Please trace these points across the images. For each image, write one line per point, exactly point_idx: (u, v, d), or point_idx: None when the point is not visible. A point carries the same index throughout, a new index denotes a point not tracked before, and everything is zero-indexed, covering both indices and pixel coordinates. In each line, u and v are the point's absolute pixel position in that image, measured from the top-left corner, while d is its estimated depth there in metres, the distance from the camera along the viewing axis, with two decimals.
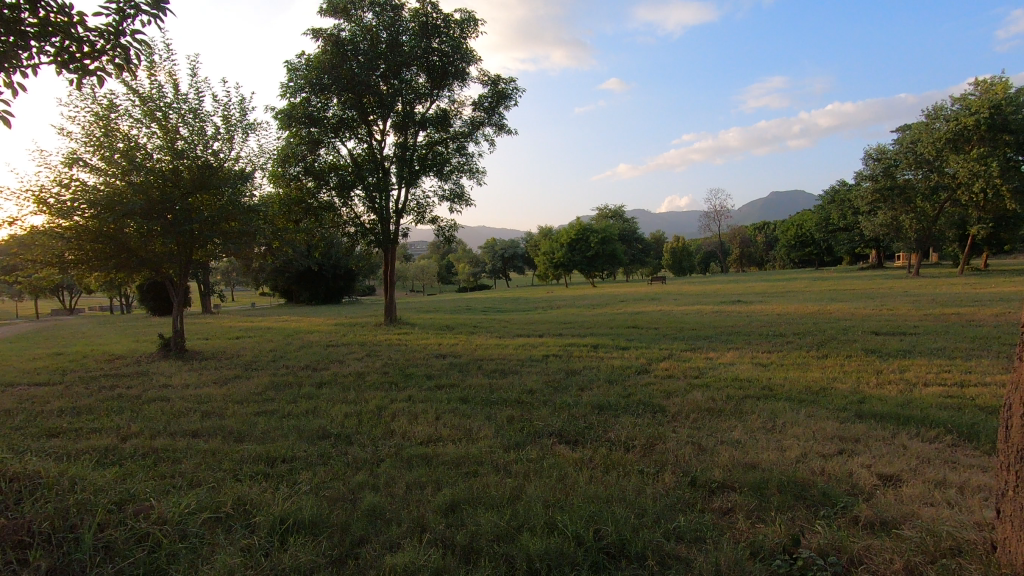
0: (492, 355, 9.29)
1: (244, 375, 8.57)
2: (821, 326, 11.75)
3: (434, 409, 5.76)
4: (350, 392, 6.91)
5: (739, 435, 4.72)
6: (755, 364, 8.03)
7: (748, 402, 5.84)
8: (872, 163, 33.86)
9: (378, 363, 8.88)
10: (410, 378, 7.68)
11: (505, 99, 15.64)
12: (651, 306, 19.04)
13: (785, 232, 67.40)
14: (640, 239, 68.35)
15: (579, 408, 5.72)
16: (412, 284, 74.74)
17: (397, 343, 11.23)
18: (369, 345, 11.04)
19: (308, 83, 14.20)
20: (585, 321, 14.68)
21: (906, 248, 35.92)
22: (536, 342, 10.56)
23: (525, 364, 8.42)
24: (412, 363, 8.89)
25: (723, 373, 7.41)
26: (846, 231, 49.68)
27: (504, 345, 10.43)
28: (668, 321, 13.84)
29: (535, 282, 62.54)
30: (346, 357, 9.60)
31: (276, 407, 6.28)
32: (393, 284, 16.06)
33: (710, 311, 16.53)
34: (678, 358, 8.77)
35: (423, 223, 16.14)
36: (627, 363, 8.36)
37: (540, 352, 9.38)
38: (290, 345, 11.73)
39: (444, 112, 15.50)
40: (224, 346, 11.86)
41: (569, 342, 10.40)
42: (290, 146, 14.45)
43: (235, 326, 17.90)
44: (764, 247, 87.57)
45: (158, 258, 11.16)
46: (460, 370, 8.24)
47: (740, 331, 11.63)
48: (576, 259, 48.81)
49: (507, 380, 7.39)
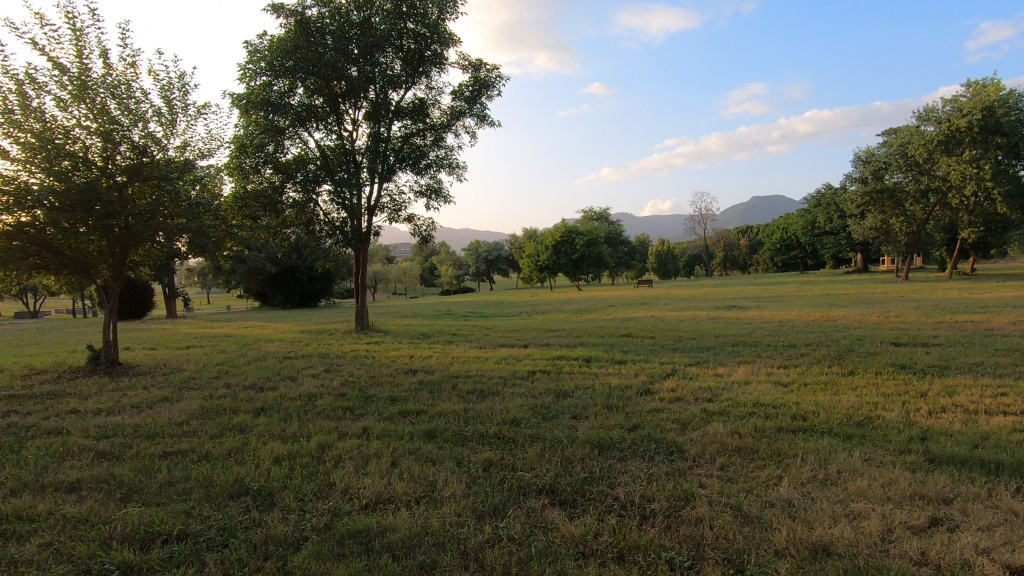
0: (470, 371, 8.09)
1: (174, 397, 7.24)
2: (831, 336, 10.75)
3: (390, 451, 4.54)
4: (294, 421, 5.66)
5: (787, 492, 3.59)
6: (773, 383, 6.91)
7: (782, 438, 4.72)
8: (862, 165, 33.34)
9: (336, 381, 7.62)
10: (370, 402, 6.44)
11: (488, 88, 14.49)
12: (642, 311, 17.99)
13: (770, 236, 67.31)
14: (626, 242, 67.72)
15: (575, 447, 4.53)
16: (394, 286, 73.26)
17: (365, 355, 9.95)
18: (332, 358, 9.75)
19: (269, 66, 12.86)
20: (573, 329, 13.52)
21: (895, 251, 35.50)
22: (521, 355, 9.37)
23: (507, 383, 7.25)
24: (376, 381, 7.63)
25: (740, 396, 6.29)
26: (832, 235, 49.46)
27: (484, 358, 9.22)
28: (663, 330, 12.76)
29: (519, 286, 61.51)
30: (301, 374, 8.32)
31: (194, 444, 5.00)
32: (365, 287, 14.75)
33: (706, 317, 15.50)
34: (683, 375, 7.64)
35: (397, 221, 14.87)
36: (626, 382, 7.19)
37: (525, 367, 8.20)
38: (242, 356, 10.38)
39: (421, 101, 14.28)
40: (167, 359, 10.47)
41: (557, 354, 9.21)
42: (250, 135, 13.10)
43: (190, 332, 16.36)
44: (748, 251, 87.76)
45: (85, 262, 9.74)
46: (431, 391, 7.02)
47: (744, 341, 10.58)
48: (561, 262, 47.80)
49: (485, 405, 6.17)
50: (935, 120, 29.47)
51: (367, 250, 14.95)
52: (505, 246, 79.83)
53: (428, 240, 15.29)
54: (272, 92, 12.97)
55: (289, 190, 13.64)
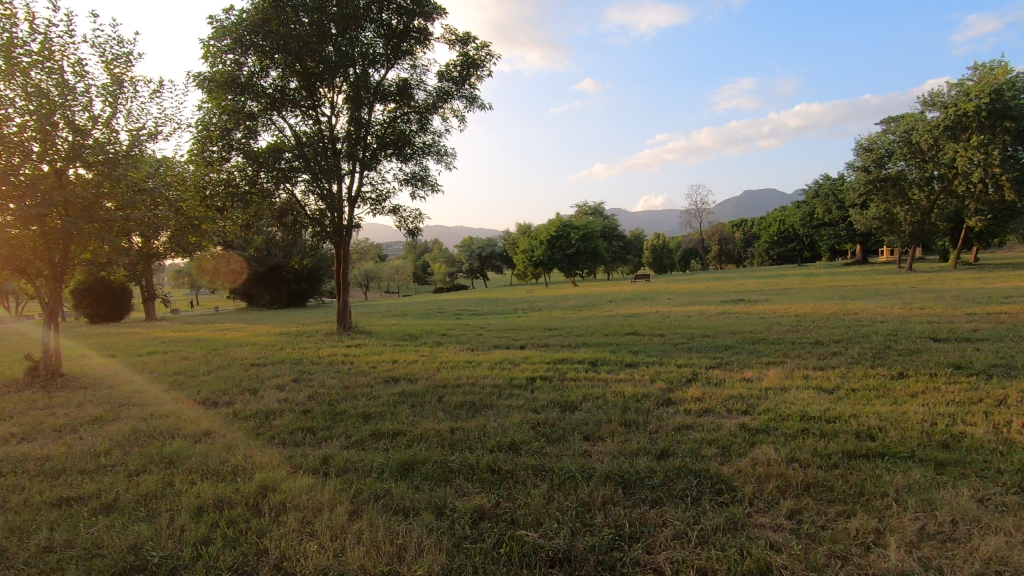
0: (461, 379, 7.00)
1: (110, 416, 6.12)
2: (860, 331, 9.73)
3: (351, 496, 3.47)
4: (239, 450, 4.56)
5: (900, 559, 2.55)
6: (815, 390, 5.87)
7: (857, 467, 3.67)
8: (864, 154, 32.47)
9: (303, 395, 6.52)
10: (337, 422, 5.33)
11: (478, 68, 13.43)
12: (644, 306, 16.96)
13: (767, 229, 66.58)
14: (621, 236, 66.83)
15: (593, 487, 3.48)
16: (386, 285, 72.10)
17: (342, 361, 8.83)
18: (305, 365, 8.64)
19: (237, 43, 11.67)
20: (573, 327, 12.48)
21: (898, 242, 34.70)
22: (518, 358, 8.27)
23: (503, 393, 6.17)
24: (349, 393, 6.54)
25: (782, 407, 5.25)
26: (831, 226, 48.72)
27: (476, 362, 8.14)
28: (672, 326, 11.70)
29: (514, 282, 60.50)
30: (265, 384, 7.21)
31: (103, 486, 3.90)
32: (347, 285, 13.62)
33: (715, 311, 14.51)
34: (707, 380, 6.58)
35: (382, 213, 13.75)
36: (642, 390, 6.13)
37: (524, 373, 7.13)
38: (205, 364, 9.26)
39: (405, 82, 13.17)
40: (120, 368, 9.31)
41: (559, 357, 8.13)
42: (216, 120, 11.90)
43: (160, 336, 15.18)
44: (743, 244, 87.11)
45: (17, 260, 8.62)
46: (412, 406, 5.93)
47: (764, 338, 9.55)
48: (557, 257, 46.80)
49: (476, 423, 5.10)
50: (940, 105, 28.64)
51: (348, 245, 13.81)
52: (498, 242, 78.80)
53: (416, 235, 14.22)
54: (239, 72, 11.77)
55: (261, 181, 12.49)
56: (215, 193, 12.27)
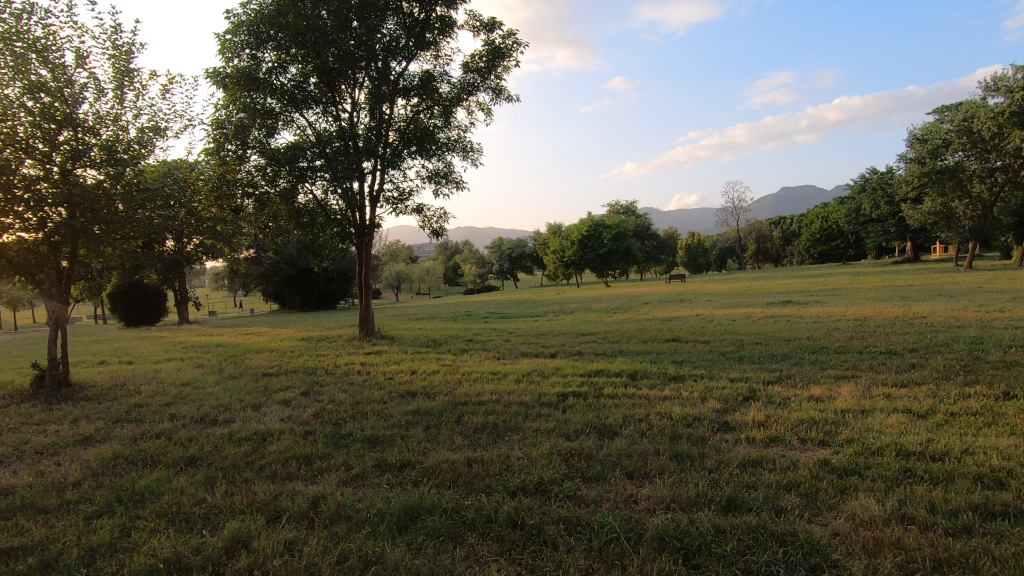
0: (484, 393, 6.27)
1: (100, 434, 5.59)
2: (935, 338, 8.59)
3: (335, 562, 2.75)
4: (223, 485, 3.91)
5: None
6: (905, 414, 4.90)
7: (999, 534, 2.77)
8: (918, 144, 30.42)
9: (309, 412, 5.88)
10: (339, 449, 4.64)
11: (504, 59, 12.71)
12: (683, 309, 15.93)
13: (809, 226, 63.94)
14: (654, 236, 65.25)
15: (645, 558, 2.67)
16: (417, 286, 72.25)
17: (359, 371, 8.23)
18: (319, 375, 8.06)
19: (254, 39, 11.22)
20: (608, 332, 11.61)
21: (956, 238, 32.50)
22: (549, 369, 7.49)
23: (530, 413, 5.40)
24: (359, 410, 5.88)
25: (868, 437, 4.32)
26: (878, 222, 46.28)
27: (502, 373, 7.39)
28: (717, 332, 10.71)
29: (544, 283, 59.68)
30: (272, 399, 6.61)
31: (54, 534, 3.28)
32: (369, 287, 13.05)
33: (762, 314, 13.42)
34: (768, 399, 5.67)
35: (405, 213, 13.15)
36: (693, 412, 5.26)
37: (555, 388, 6.34)
38: (217, 373, 8.76)
39: (428, 75, 12.55)
40: (131, 377, 8.89)
41: (594, 368, 7.30)
42: (232, 118, 11.46)
43: (184, 341, 14.94)
44: (783, 242, 84.10)
45: (26, 263, 8.28)
46: (427, 429, 5.20)
47: (825, 347, 8.50)
48: (589, 257, 45.80)
49: (498, 455, 4.34)
50: (1004, 90, 26.55)
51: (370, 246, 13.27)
52: (529, 242, 78.00)
53: (440, 235, 13.59)
54: (255, 67, 11.29)
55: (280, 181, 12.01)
56: (232, 195, 11.83)
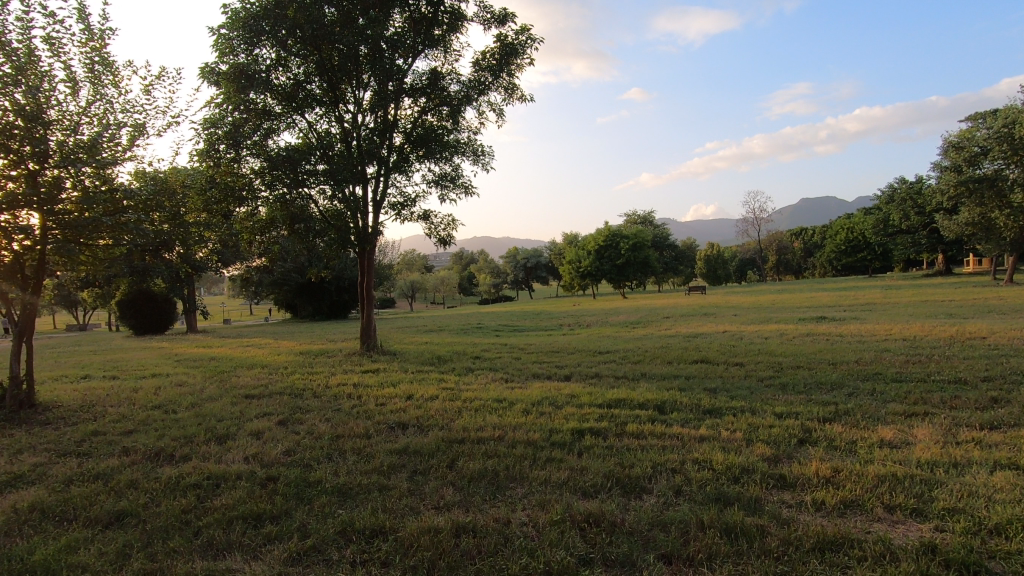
0: (486, 428, 5.34)
1: (33, 472, 4.78)
2: (1006, 364, 7.49)
3: None
4: (141, 560, 3.03)
5: None
6: (1014, 471, 3.87)
7: None
8: (954, 152, 29.01)
9: (279, 450, 5.01)
10: (301, 505, 3.75)
11: (517, 57, 11.92)
12: (708, 325, 14.87)
13: (833, 238, 62.17)
14: (673, 247, 63.99)
15: None
16: (431, 296, 71.75)
17: (350, 395, 7.36)
18: (305, 399, 7.20)
19: (251, 33, 10.52)
20: (628, 350, 10.63)
21: (995, 250, 30.91)
22: (562, 396, 6.55)
23: (539, 458, 4.47)
24: (338, 449, 4.99)
25: (976, 507, 3.32)
26: (908, 234, 44.62)
27: (507, 401, 6.46)
28: (749, 352, 9.67)
29: (560, 295, 58.72)
30: (243, 429, 5.76)
31: None
32: (371, 299, 12.24)
33: (796, 332, 12.35)
34: (828, 444, 4.66)
35: (410, 221, 12.36)
36: (739, 461, 4.28)
37: (569, 422, 5.41)
38: (196, 393, 7.94)
39: (436, 74, 11.82)
40: (104, 396, 8.10)
41: (614, 396, 6.34)
42: (228, 118, 10.76)
43: (179, 354, 14.23)
44: (804, 254, 82.06)
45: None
46: (413, 476, 4.30)
47: (878, 373, 7.43)
48: (605, 268, 44.77)
49: (497, 521, 3.41)
50: None
51: (374, 255, 12.47)
52: (544, 252, 77.09)
53: (448, 244, 12.75)
54: (253, 65, 10.61)
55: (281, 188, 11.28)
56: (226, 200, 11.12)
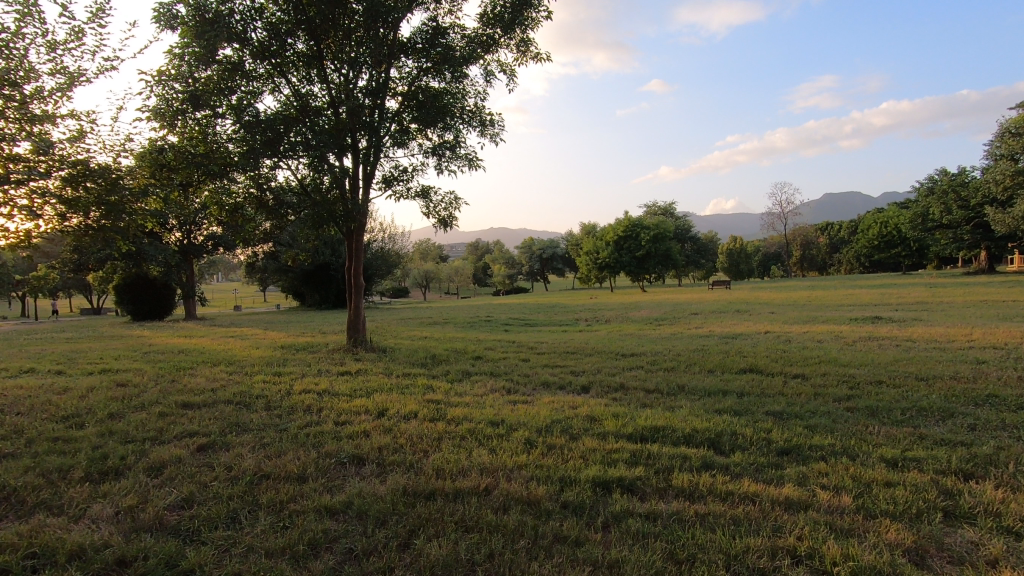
0: (467, 474, 3.74)
1: None
2: None
3: None
4: None
5: None
6: None
7: None
8: (1011, 138, 26.60)
9: (171, 500, 3.49)
10: None
11: (531, 8, 10.25)
12: (746, 324, 13.09)
13: (864, 232, 59.32)
14: (694, 240, 61.71)
15: None
16: (445, 286, 70.39)
17: (309, 408, 5.81)
18: (251, 413, 5.68)
19: None
20: (656, 354, 8.95)
21: None
22: (578, 421, 4.92)
23: (540, 538, 2.88)
24: (251, 503, 3.43)
25: None
26: (949, 229, 41.90)
27: (503, 425, 4.87)
28: (809, 360, 7.93)
29: (576, 288, 57.00)
30: (142, 460, 4.24)
31: None
32: (360, 287, 10.69)
33: (854, 334, 10.54)
34: (997, 526, 2.97)
35: (406, 198, 10.78)
36: (865, 556, 2.63)
37: (587, 466, 3.79)
38: (128, 399, 6.45)
39: (437, 28, 10.24)
40: (21, 399, 6.64)
41: (651, 425, 4.67)
42: (194, 75, 9.23)
43: (153, 344, 12.86)
44: (830, 249, 78.95)
45: None
46: (344, 564, 2.74)
47: (994, 396, 5.66)
48: (625, 260, 42.88)
49: None
50: None
51: (362, 237, 10.92)
52: (560, 242, 75.27)
53: (449, 226, 11.16)
54: (219, 9, 8.98)
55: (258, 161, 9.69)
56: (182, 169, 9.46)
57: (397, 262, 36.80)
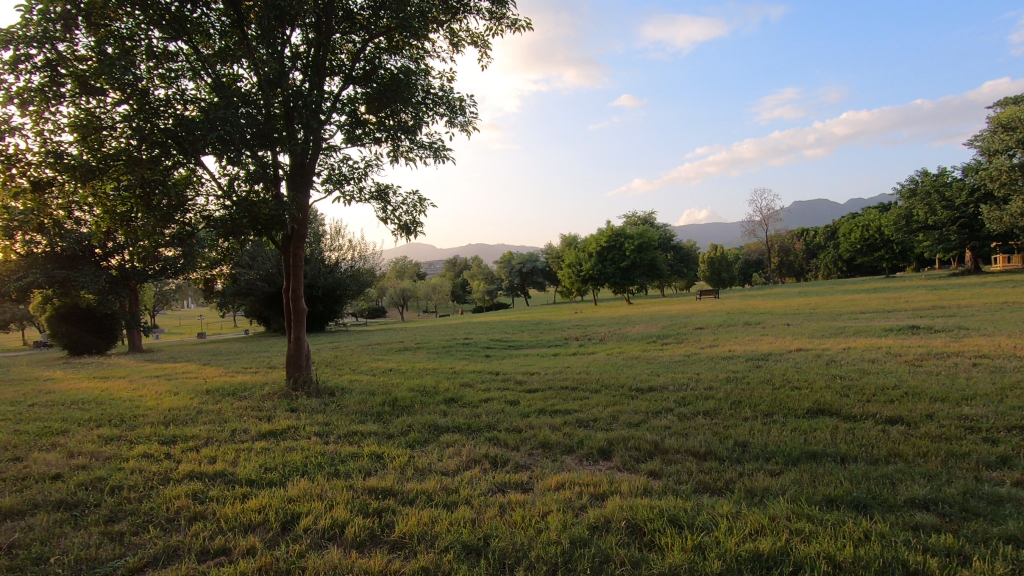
0: None
1: None
2: None
3: None
4: None
5: None
6: None
7: None
8: (1003, 133, 25.64)
9: None
10: None
11: None
12: (767, 339, 11.23)
13: (845, 236, 58.87)
14: (677, 249, 60.67)
15: None
16: (423, 304, 68.01)
17: (175, 518, 3.63)
18: (76, 533, 3.47)
19: None
20: (681, 388, 6.96)
21: None
22: (617, 544, 2.86)
23: None
24: None
25: None
26: (933, 229, 41.25)
27: (493, 557, 2.79)
28: (887, 391, 6.03)
29: (559, 302, 55.19)
30: None
31: None
32: (300, 313, 8.49)
33: (907, 350, 8.72)
34: None
35: (358, 201, 8.71)
36: None
37: None
38: None
39: None
40: None
41: (749, 552, 2.66)
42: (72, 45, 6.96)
43: (53, 391, 10.38)
44: (808, 254, 78.72)
45: None
46: None
47: None
48: (609, 271, 41.21)
49: None
50: None
51: (300, 251, 8.71)
52: (541, 256, 73.57)
53: (411, 234, 9.09)
54: None
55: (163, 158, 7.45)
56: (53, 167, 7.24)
57: (370, 281, 34.47)
